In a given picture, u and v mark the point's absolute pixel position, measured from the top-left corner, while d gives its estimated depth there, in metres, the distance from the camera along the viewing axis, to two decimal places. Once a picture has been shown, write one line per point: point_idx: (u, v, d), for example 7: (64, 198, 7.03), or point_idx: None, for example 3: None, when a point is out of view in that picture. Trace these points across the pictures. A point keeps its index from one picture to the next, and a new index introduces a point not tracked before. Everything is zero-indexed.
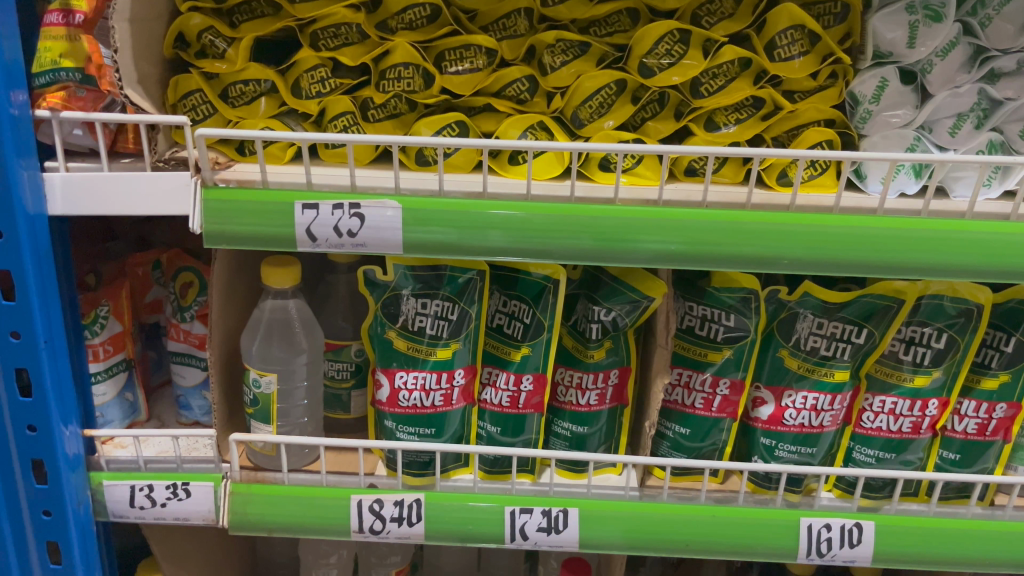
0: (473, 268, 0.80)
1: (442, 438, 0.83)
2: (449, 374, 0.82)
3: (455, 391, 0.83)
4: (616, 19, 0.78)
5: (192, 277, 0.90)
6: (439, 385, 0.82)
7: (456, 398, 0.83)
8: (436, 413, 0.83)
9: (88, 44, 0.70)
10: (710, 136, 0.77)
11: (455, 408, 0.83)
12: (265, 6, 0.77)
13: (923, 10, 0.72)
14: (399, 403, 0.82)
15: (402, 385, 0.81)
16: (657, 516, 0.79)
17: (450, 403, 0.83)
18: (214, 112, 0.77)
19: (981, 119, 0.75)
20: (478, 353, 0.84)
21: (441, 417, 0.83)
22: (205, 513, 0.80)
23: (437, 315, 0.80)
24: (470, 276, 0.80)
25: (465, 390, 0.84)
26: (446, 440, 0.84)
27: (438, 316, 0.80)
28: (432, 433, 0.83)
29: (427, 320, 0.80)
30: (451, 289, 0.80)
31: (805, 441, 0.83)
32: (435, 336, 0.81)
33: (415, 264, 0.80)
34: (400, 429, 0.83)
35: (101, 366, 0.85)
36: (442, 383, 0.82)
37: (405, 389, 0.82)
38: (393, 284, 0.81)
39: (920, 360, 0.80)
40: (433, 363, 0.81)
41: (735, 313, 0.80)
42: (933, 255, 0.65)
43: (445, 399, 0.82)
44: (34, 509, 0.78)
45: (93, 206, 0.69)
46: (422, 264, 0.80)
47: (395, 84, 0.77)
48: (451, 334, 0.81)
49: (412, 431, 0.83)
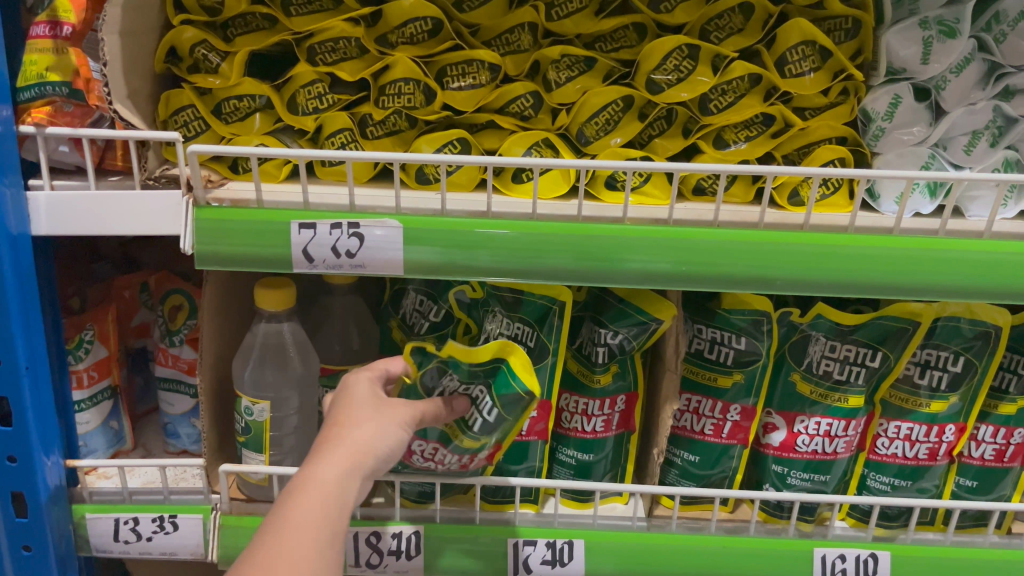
0: (520, 373, 0.67)
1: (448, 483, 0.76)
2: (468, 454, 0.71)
3: (474, 460, 0.72)
4: (622, 35, 0.77)
5: (181, 300, 0.87)
6: (459, 455, 0.72)
7: (478, 463, 0.73)
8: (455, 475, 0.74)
9: (76, 56, 0.67)
10: (721, 154, 0.75)
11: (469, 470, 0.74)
12: (260, 20, 0.74)
13: (937, 25, 0.70)
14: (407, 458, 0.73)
15: (417, 450, 0.72)
16: (666, 547, 0.76)
17: (463, 466, 0.73)
18: (207, 128, 0.74)
19: (997, 136, 0.73)
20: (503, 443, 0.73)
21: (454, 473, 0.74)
22: (193, 547, 0.77)
23: (477, 409, 0.68)
24: (512, 385, 0.67)
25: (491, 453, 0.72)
26: None
27: (476, 412, 0.68)
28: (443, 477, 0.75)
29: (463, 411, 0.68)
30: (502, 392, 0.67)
31: (818, 469, 0.81)
32: (464, 426, 0.69)
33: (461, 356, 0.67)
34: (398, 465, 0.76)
35: (84, 394, 0.82)
36: (460, 457, 0.72)
37: (419, 453, 0.72)
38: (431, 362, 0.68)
39: (937, 384, 0.78)
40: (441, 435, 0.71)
41: (746, 336, 0.77)
42: (956, 277, 0.63)
43: (461, 463, 0.73)
44: (13, 544, 0.73)
45: (77, 226, 0.66)
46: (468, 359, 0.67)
47: (395, 100, 0.74)
48: (483, 429, 0.69)
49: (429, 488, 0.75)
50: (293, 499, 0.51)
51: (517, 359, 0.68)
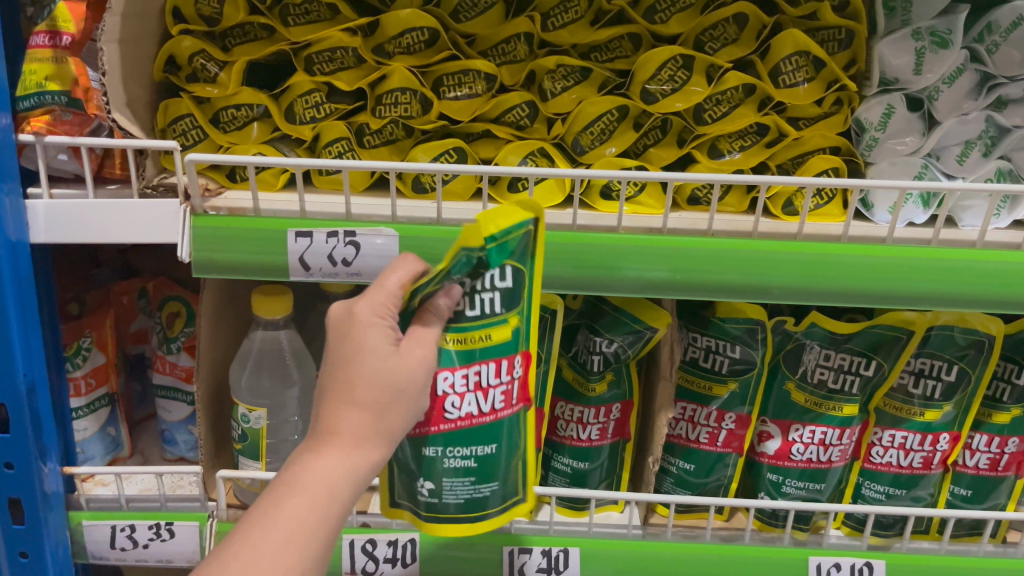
0: (525, 215, 0.57)
1: (507, 467, 0.64)
2: (507, 363, 0.61)
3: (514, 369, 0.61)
4: (617, 45, 0.77)
5: (179, 306, 0.87)
6: (499, 378, 0.61)
7: (517, 396, 0.62)
8: (494, 421, 0.62)
9: (75, 66, 0.68)
10: (715, 163, 0.75)
11: (515, 412, 0.63)
12: (259, 30, 0.75)
13: (929, 35, 0.71)
14: (444, 416, 0.60)
15: (449, 390, 0.59)
16: (661, 555, 0.77)
17: (511, 405, 0.62)
18: (205, 136, 0.75)
19: (989, 146, 0.74)
20: (528, 334, 0.62)
21: (503, 425, 0.62)
22: (190, 554, 0.78)
23: (481, 287, 0.58)
24: (524, 229, 0.57)
25: (523, 384, 0.63)
26: (497, 485, 0.64)
27: (482, 287, 0.58)
28: (495, 450, 0.63)
29: (466, 296, 0.58)
30: (507, 235, 0.56)
31: (812, 477, 0.81)
32: (479, 316, 0.58)
33: (468, 236, 0.53)
34: (456, 476, 0.62)
35: (82, 401, 0.82)
36: (503, 375, 0.61)
37: (454, 394, 0.60)
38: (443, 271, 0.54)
39: (931, 393, 0.78)
40: (459, 355, 0.59)
41: (741, 344, 0.78)
42: (948, 286, 0.63)
43: (507, 400, 0.62)
44: (10, 550, 0.74)
45: (75, 233, 0.66)
46: (473, 235, 0.53)
47: (392, 109, 0.75)
48: (498, 304, 0.59)
49: (464, 454, 0.62)
50: (299, 488, 0.50)
51: (512, 210, 0.57)
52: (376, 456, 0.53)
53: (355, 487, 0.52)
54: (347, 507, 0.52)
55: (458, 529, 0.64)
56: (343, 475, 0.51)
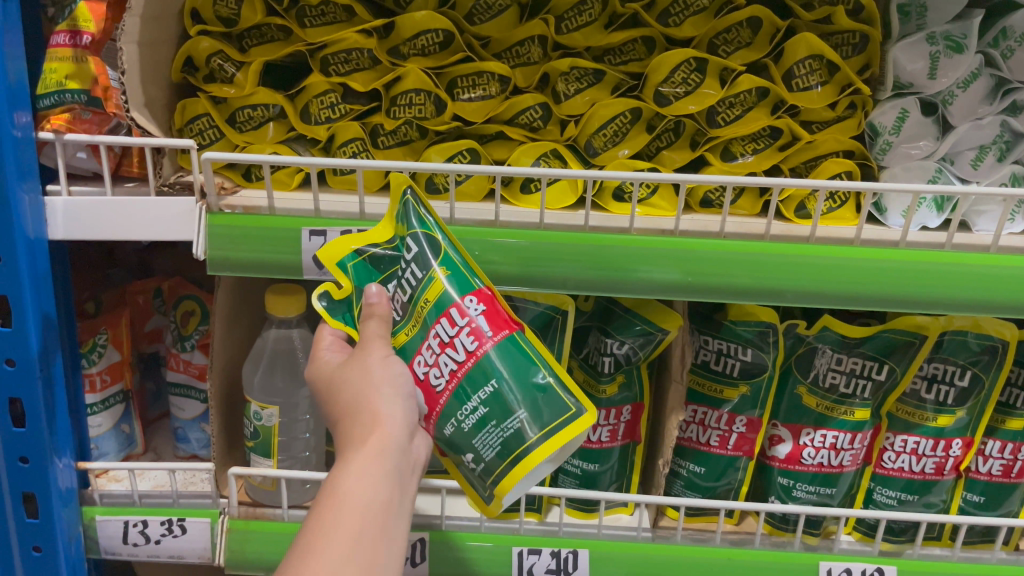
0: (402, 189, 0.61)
1: (526, 392, 0.57)
2: (457, 308, 0.58)
3: (467, 314, 0.58)
4: (631, 48, 0.77)
5: (194, 305, 0.89)
6: (458, 324, 0.58)
7: (488, 329, 0.58)
8: (480, 361, 0.57)
9: (94, 66, 0.69)
10: (727, 166, 0.75)
11: (497, 343, 0.58)
12: (275, 31, 0.76)
13: (945, 40, 0.71)
14: (436, 391, 0.58)
15: (426, 369, 0.59)
16: (670, 557, 0.77)
17: (484, 339, 0.58)
18: (221, 136, 0.76)
19: (1003, 151, 0.74)
20: (473, 271, 0.60)
21: (491, 360, 0.57)
22: (200, 551, 0.78)
23: (403, 272, 0.61)
24: (404, 200, 0.61)
25: (496, 316, 0.59)
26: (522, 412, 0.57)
27: (403, 272, 0.61)
28: (498, 387, 0.57)
29: (398, 289, 0.61)
30: (399, 227, 0.62)
31: (824, 482, 0.81)
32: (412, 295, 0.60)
33: (363, 245, 0.62)
34: (477, 432, 0.57)
35: (97, 397, 0.82)
36: (461, 319, 0.58)
37: (432, 368, 0.58)
38: (354, 286, 0.62)
39: (944, 399, 0.78)
40: (416, 338, 0.59)
41: (752, 348, 0.78)
42: (961, 290, 0.63)
43: (478, 337, 0.58)
44: (24, 544, 0.74)
45: (93, 230, 0.67)
46: (369, 244, 0.63)
47: (406, 110, 0.75)
48: (420, 270, 0.60)
49: (472, 407, 0.57)
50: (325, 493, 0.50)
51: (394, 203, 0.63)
52: (377, 448, 0.51)
53: (375, 475, 0.50)
54: (377, 505, 0.49)
55: (524, 474, 0.57)
56: (368, 462, 0.50)
